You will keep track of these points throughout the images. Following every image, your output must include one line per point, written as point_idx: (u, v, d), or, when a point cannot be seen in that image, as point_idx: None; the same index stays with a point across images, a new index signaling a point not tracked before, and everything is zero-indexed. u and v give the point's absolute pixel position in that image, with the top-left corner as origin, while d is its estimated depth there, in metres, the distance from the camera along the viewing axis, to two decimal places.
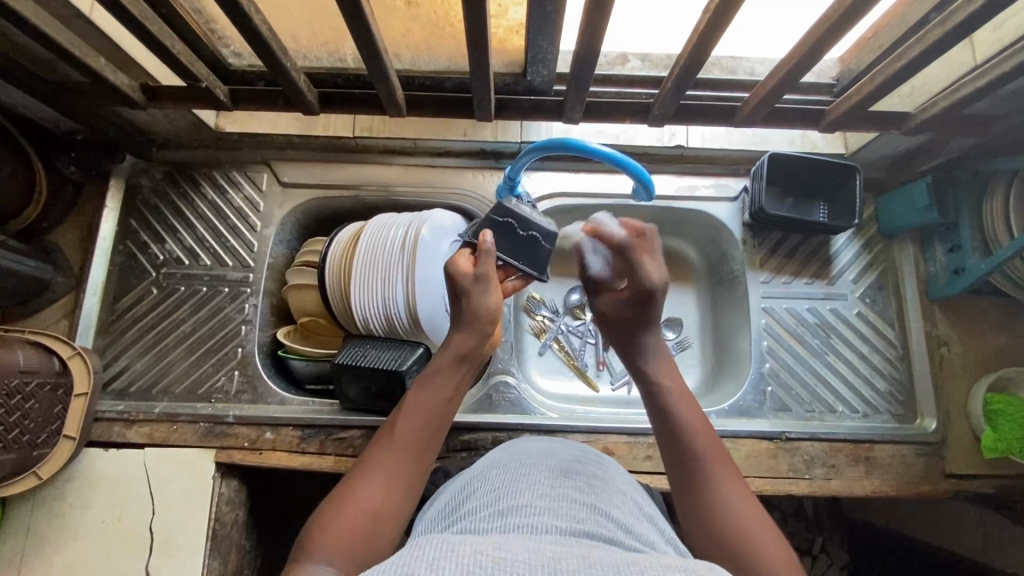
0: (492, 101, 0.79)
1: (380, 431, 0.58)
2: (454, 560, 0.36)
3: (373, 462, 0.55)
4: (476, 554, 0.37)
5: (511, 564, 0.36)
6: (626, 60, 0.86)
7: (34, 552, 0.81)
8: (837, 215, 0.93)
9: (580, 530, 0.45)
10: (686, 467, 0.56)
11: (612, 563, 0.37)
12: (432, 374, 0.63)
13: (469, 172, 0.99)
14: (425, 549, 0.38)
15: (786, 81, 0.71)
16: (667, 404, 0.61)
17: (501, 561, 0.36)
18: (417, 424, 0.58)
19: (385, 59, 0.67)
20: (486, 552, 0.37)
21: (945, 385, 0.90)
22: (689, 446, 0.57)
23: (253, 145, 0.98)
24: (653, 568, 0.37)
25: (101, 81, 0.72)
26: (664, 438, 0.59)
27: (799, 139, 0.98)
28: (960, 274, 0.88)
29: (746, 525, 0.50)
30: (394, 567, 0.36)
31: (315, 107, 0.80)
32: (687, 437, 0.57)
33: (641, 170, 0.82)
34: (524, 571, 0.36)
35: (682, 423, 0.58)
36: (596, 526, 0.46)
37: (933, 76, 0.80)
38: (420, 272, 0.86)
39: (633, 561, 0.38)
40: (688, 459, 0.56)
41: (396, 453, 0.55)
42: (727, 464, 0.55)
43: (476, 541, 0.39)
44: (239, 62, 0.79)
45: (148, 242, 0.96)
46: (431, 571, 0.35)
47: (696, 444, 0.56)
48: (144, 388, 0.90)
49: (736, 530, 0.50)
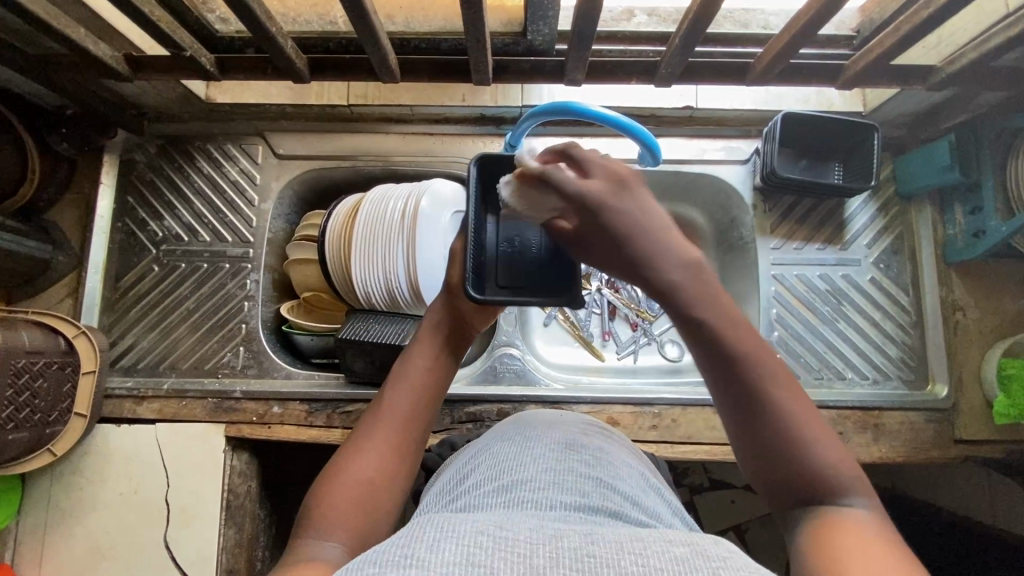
0: (488, 63, 0.75)
1: (369, 406, 0.57)
2: (455, 541, 0.36)
3: (363, 437, 0.54)
4: (477, 535, 0.37)
5: (512, 543, 0.36)
6: (632, 15, 0.82)
7: (56, 524, 0.83)
8: (853, 177, 0.89)
9: (586, 504, 0.44)
10: (745, 402, 0.43)
11: (615, 541, 0.37)
12: (420, 344, 0.60)
13: (469, 139, 0.95)
14: (427, 529, 0.38)
15: (801, 35, 0.67)
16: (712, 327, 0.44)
17: (502, 541, 0.36)
18: (413, 391, 0.56)
19: (374, 20, 0.63)
20: (488, 533, 0.37)
21: (960, 350, 0.88)
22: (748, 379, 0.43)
23: (246, 116, 0.96)
24: (656, 543, 0.37)
25: (82, 52, 0.69)
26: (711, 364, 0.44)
27: (814, 97, 0.93)
28: (979, 238, 0.84)
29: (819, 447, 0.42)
30: (395, 548, 0.36)
31: (306, 75, 0.76)
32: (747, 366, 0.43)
33: (646, 133, 0.78)
34: (525, 550, 0.35)
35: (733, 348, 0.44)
36: (601, 499, 0.46)
37: (960, 25, 0.74)
38: (421, 244, 0.85)
39: (636, 537, 0.38)
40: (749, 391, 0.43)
41: (388, 426, 0.54)
42: (798, 389, 0.44)
43: (477, 521, 0.39)
44: (225, 28, 0.76)
45: (146, 218, 0.95)
46: (431, 551, 0.35)
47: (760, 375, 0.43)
48: (151, 364, 0.91)
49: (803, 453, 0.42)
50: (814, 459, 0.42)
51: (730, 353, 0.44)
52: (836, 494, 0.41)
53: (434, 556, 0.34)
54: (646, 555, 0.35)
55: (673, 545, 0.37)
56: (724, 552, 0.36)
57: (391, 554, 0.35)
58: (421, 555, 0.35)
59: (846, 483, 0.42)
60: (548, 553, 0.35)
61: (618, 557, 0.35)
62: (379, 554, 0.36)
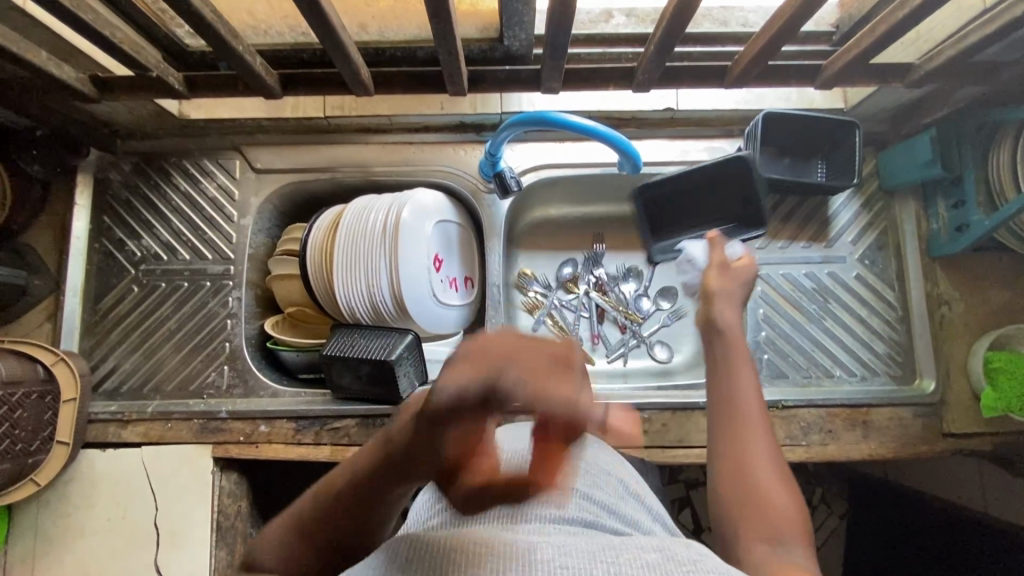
0: (464, 74, 0.73)
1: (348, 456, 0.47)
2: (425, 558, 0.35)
3: (326, 498, 0.46)
4: (449, 551, 0.36)
5: (483, 558, 0.35)
6: (611, 16, 0.81)
7: (44, 552, 0.82)
8: (835, 174, 0.89)
9: (561, 515, 0.44)
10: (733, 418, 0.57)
11: (587, 549, 0.37)
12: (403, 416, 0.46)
13: (449, 147, 0.94)
14: (398, 548, 0.37)
15: (778, 37, 0.66)
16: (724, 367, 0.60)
17: (474, 556, 0.35)
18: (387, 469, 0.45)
19: (342, 34, 0.62)
20: (460, 549, 0.36)
21: (944, 344, 0.88)
22: (741, 406, 0.57)
23: (221, 131, 0.94)
24: (630, 550, 0.37)
25: (44, 75, 0.67)
26: (714, 389, 0.60)
27: (795, 96, 0.93)
28: (961, 232, 0.84)
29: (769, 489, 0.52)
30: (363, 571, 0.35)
31: (277, 90, 0.75)
32: (738, 396, 0.58)
33: (624, 140, 0.77)
34: (497, 563, 0.35)
35: (737, 383, 0.58)
36: (578, 510, 0.45)
37: (937, 21, 0.74)
38: (406, 256, 0.84)
39: (610, 545, 0.38)
40: (727, 421, 0.57)
41: (353, 497, 0.45)
42: (770, 440, 0.56)
43: (450, 538, 0.38)
44: (196, 43, 0.73)
45: (124, 238, 0.93)
46: None
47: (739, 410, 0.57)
48: (135, 387, 0.90)
49: (760, 486, 0.52)
50: (768, 490, 0.52)
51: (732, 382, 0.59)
52: (775, 528, 0.50)
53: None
54: (618, 563, 0.35)
55: (646, 551, 0.37)
56: (694, 556, 0.36)
57: None
58: None
59: (782, 528, 0.50)
60: (520, 565, 0.35)
61: (589, 566, 0.35)
62: None
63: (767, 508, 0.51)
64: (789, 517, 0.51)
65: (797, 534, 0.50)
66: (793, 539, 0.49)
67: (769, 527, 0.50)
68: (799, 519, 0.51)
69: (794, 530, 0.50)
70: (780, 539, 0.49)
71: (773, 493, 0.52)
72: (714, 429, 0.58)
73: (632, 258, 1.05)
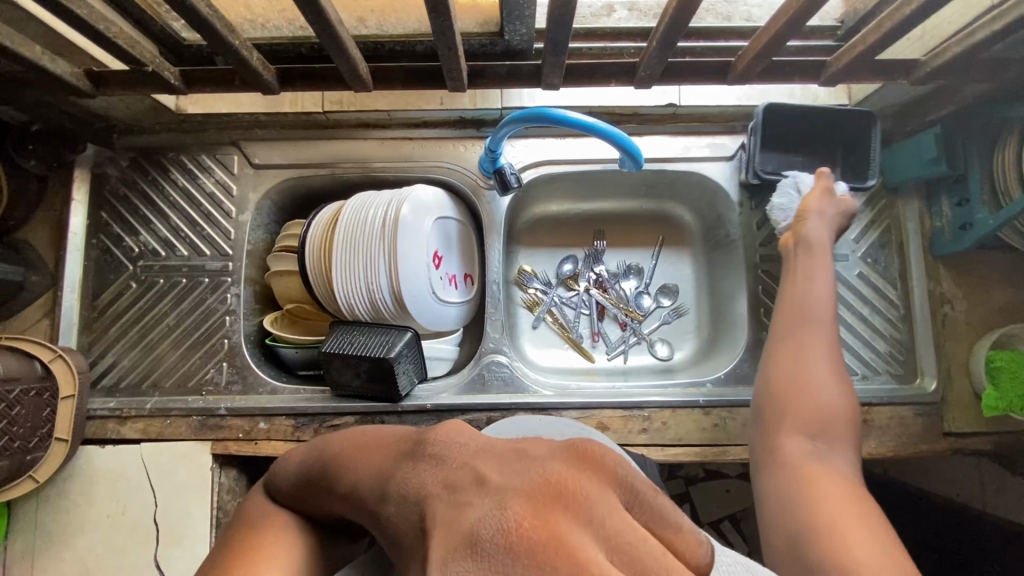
0: (463, 69, 0.72)
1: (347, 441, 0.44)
2: None
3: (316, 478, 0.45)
4: None
5: None
6: (612, 11, 0.81)
7: (44, 549, 0.82)
8: (853, 172, 0.87)
9: None
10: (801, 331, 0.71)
11: None
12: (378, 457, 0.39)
13: (449, 143, 0.93)
14: None
15: (782, 33, 0.65)
16: (811, 290, 0.73)
17: None
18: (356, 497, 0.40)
19: (339, 30, 0.61)
20: None
21: (946, 344, 0.88)
22: (810, 323, 0.71)
23: (219, 125, 0.93)
24: None
25: (38, 71, 0.66)
26: (792, 307, 0.73)
27: (799, 91, 0.92)
28: (966, 230, 0.83)
29: (823, 388, 0.66)
30: None
31: (275, 86, 0.74)
32: (811, 312, 0.71)
33: (624, 137, 0.76)
34: None
35: (813, 304, 0.72)
36: None
37: (944, 17, 0.73)
38: (405, 253, 0.83)
39: None
40: (793, 325, 0.71)
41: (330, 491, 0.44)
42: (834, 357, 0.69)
43: None
44: (191, 35, 0.73)
45: (121, 234, 0.92)
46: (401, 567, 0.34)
47: (809, 318, 0.71)
48: (133, 383, 0.89)
49: (821, 394, 0.66)
50: (825, 395, 0.66)
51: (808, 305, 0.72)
52: (827, 424, 0.64)
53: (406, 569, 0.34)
54: None
55: None
56: None
57: None
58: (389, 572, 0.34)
59: (835, 423, 0.64)
60: None
61: None
62: None
63: (823, 408, 0.65)
64: (838, 416, 0.65)
65: (840, 435, 0.64)
66: (839, 436, 0.64)
67: (821, 422, 0.64)
68: (847, 423, 0.65)
69: (841, 427, 0.65)
70: (830, 435, 0.64)
71: (832, 397, 0.66)
72: (779, 328, 0.73)
73: (633, 255, 1.04)
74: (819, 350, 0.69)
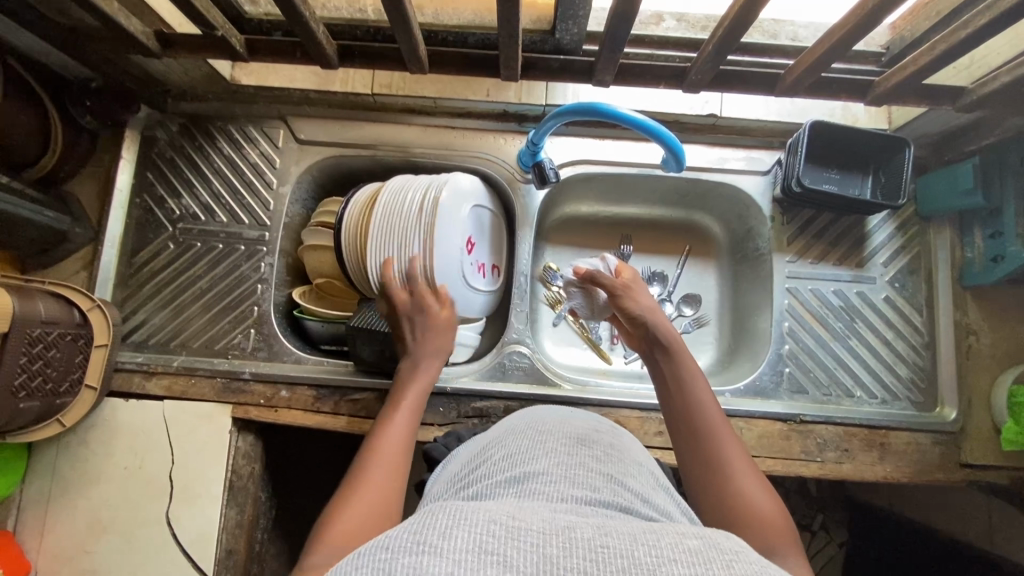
0: (518, 60, 0.74)
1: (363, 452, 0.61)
2: (467, 529, 0.35)
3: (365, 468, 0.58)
4: (490, 523, 0.36)
5: (525, 533, 0.36)
6: (661, 20, 0.82)
7: (59, 494, 0.84)
8: (886, 189, 0.88)
9: (597, 499, 0.44)
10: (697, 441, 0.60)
11: (628, 532, 0.37)
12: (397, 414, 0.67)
13: (492, 135, 0.95)
14: (439, 515, 0.37)
15: (834, 49, 0.66)
16: (679, 383, 0.67)
17: (515, 529, 0.36)
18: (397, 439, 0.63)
19: (409, 8, 0.63)
20: (501, 521, 0.37)
21: (969, 374, 0.88)
22: (698, 421, 0.62)
23: (269, 100, 0.96)
24: (669, 535, 0.37)
25: (114, 26, 0.69)
26: (672, 413, 0.65)
27: (839, 111, 0.93)
28: (998, 262, 0.84)
29: (741, 491, 0.55)
30: (405, 534, 0.36)
31: (334, 61, 0.76)
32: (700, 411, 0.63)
33: (672, 138, 0.77)
34: (539, 539, 0.35)
35: (691, 404, 0.64)
36: (613, 495, 0.46)
37: (994, 48, 0.74)
38: (440, 237, 0.84)
39: (648, 528, 0.38)
40: (700, 436, 0.60)
41: (387, 461, 0.59)
42: (742, 452, 0.59)
43: (490, 509, 0.38)
44: (255, 10, 0.75)
45: (165, 196, 0.95)
46: (444, 539, 0.35)
47: (703, 435, 0.60)
48: (163, 341, 0.91)
49: (743, 497, 0.54)
50: (748, 500, 0.54)
51: (699, 414, 0.62)
52: (764, 542, 0.51)
53: (447, 543, 0.34)
54: (659, 547, 0.35)
55: (686, 537, 0.37)
56: (735, 546, 0.37)
57: (402, 536, 0.35)
58: (434, 541, 0.34)
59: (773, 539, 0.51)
60: (560, 543, 0.35)
61: (632, 547, 0.35)
62: (391, 539, 0.35)
63: (752, 517, 0.53)
64: (775, 524, 0.52)
65: (781, 543, 0.50)
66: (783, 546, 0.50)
67: (760, 539, 0.51)
68: (786, 527, 0.52)
69: (782, 534, 0.51)
70: (773, 551, 0.50)
71: (755, 501, 0.54)
72: (684, 446, 0.61)
73: (659, 262, 1.05)
74: (730, 460, 0.57)
